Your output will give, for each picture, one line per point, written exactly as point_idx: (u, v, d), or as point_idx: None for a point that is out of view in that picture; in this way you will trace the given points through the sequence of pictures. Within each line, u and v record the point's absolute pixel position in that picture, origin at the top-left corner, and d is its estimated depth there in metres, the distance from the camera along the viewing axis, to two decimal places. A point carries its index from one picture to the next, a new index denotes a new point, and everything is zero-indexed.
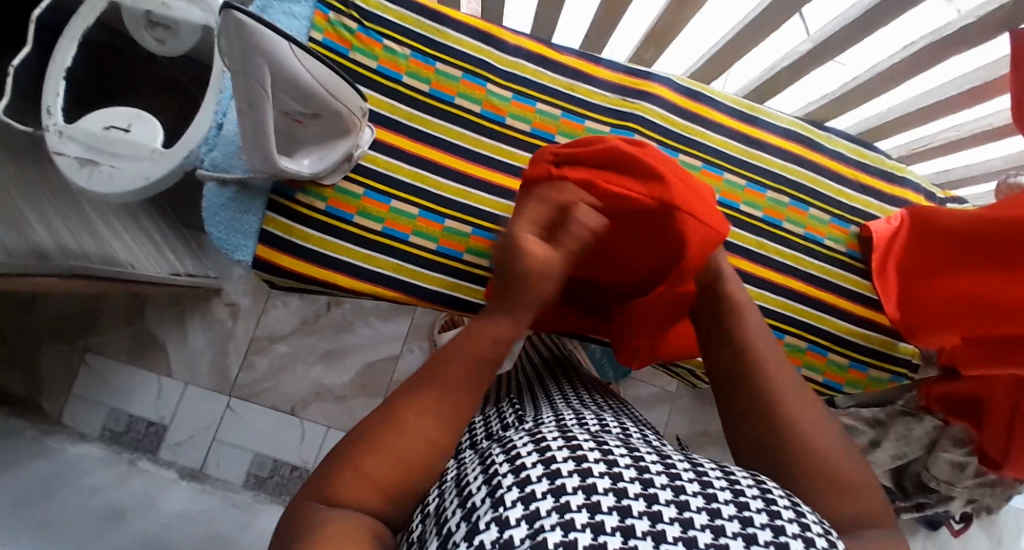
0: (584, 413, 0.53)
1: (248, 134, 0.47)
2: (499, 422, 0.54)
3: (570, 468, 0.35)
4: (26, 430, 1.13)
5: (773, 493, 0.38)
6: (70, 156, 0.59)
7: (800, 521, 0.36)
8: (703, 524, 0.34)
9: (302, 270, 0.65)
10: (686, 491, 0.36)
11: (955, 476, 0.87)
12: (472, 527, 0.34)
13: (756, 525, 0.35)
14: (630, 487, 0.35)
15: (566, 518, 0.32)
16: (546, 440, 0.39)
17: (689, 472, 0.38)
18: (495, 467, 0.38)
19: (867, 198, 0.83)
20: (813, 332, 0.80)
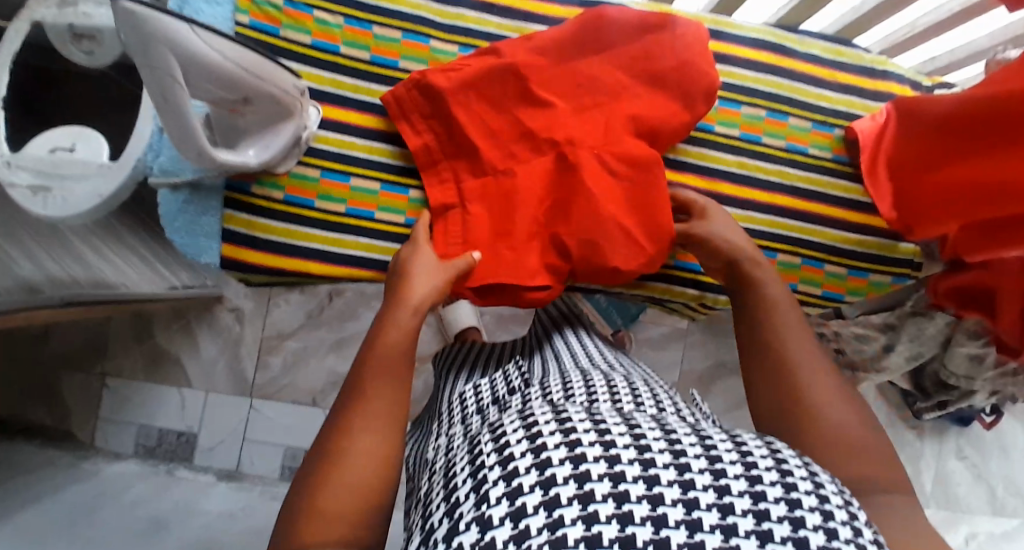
0: (591, 381, 0.52)
1: (172, 126, 0.45)
2: (503, 390, 0.54)
3: (562, 455, 0.35)
4: (61, 457, 1.17)
5: (789, 464, 0.37)
6: (21, 185, 0.56)
7: (818, 493, 0.35)
8: (709, 503, 0.33)
9: (274, 263, 0.65)
10: (690, 469, 0.35)
11: (974, 369, 0.85)
12: (454, 527, 0.35)
13: (768, 501, 0.33)
14: (628, 469, 0.34)
15: (554, 516, 0.32)
16: (538, 424, 0.38)
17: (695, 448, 0.37)
18: (483, 458, 0.38)
19: (851, 98, 0.78)
20: (803, 246, 0.77)
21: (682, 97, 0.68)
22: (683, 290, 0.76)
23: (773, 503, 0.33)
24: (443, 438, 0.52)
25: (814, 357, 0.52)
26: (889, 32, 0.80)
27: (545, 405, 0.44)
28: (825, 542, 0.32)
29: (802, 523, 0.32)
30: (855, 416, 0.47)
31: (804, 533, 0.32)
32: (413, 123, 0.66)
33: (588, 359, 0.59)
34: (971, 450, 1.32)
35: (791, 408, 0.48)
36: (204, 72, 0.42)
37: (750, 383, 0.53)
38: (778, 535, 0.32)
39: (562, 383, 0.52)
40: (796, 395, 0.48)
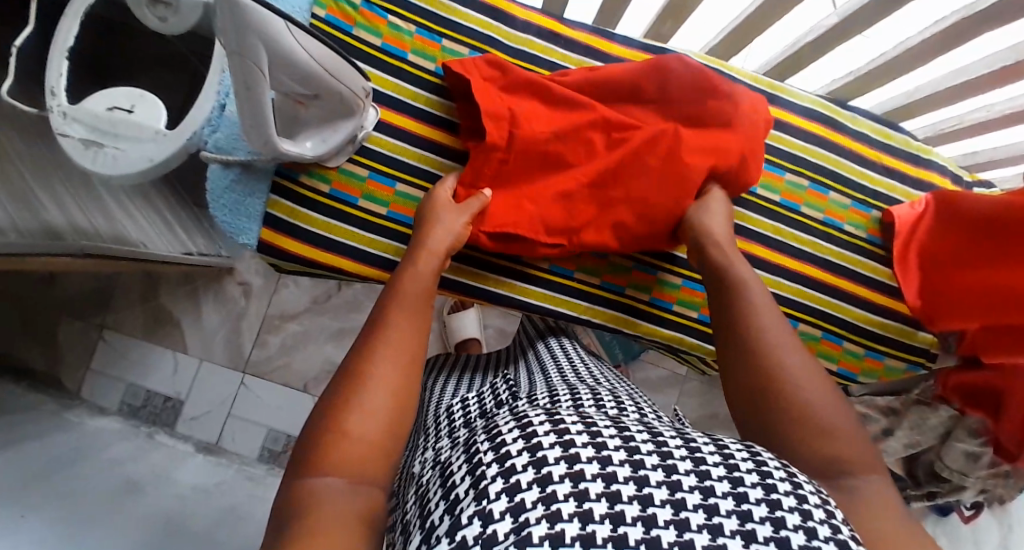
0: (578, 390, 0.53)
1: (247, 116, 0.45)
2: (494, 399, 0.54)
3: (557, 455, 0.35)
4: (47, 404, 1.16)
5: (768, 464, 0.38)
6: (74, 138, 0.59)
7: (796, 492, 0.36)
8: (694, 504, 0.34)
9: (310, 255, 0.65)
10: (677, 471, 0.36)
11: (968, 466, 0.84)
12: (455, 521, 0.34)
13: (750, 502, 0.34)
14: (619, 470, 0.35)
15: (552, 510, 0.32)
16: (533, 424, 0.39)
17: (682, 450, 0.38)
18: (479, 455, 0.38)
19: (892, 181, 0.77)
20: (827, 320, 0.75)
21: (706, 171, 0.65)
22: (701, 343, 0.76)
23: (755, 503, 0.34)
24: (431, 449, 0.51)
25: (784, 336, 0.51)
26: (935, 122, 0.83)
27: (537, 408, 0.44)
28: (806, 539, 0.33)
29: (783, 521, 0.33)
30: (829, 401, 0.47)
31: (786, 533, 0.33)
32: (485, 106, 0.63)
33: (576, 371, 0.59)
34: (947, 541, 1.31)
35: (761, 394, 0.48)
36: (285, 64, 0.43)
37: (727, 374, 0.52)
38: (760, 534, 0.33)
39: (551, 390, 0.53)
40: (768, 377, 0.48)
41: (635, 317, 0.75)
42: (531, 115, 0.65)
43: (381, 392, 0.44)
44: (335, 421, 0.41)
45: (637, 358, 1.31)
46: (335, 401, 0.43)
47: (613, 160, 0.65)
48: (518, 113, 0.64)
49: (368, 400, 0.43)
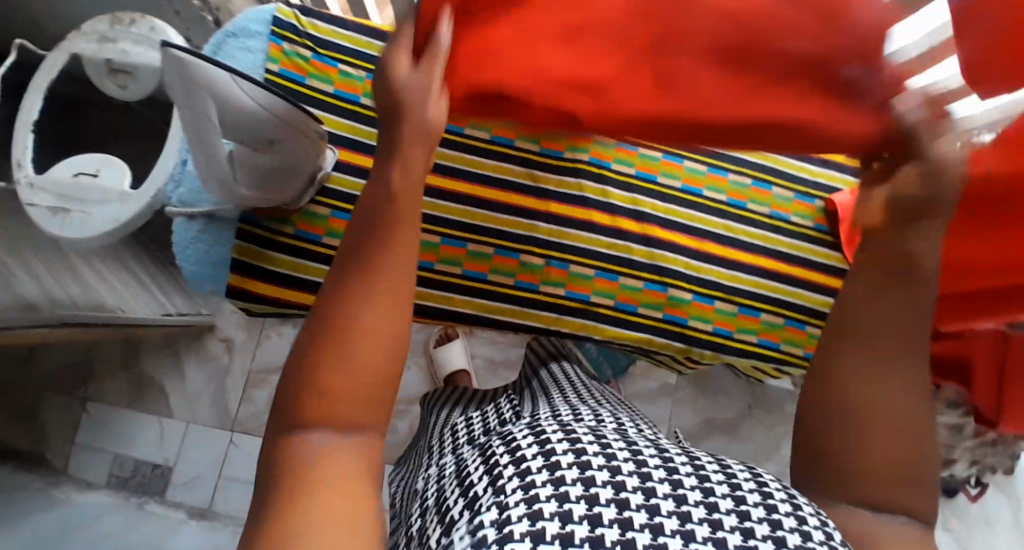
0: (581, 410, 0.54)
1: (202, 157, 0.49)
2: (497, 419, 0.56)
3: (569, 461, 0.38)
4: (32, 483, 1.14)
5: (770, 486, 0.40)
6: (42, 206, 0.61)
7: (798, 513, 0.38)
8: (700, 517, 0.36)
9: (272, 292, 0.66)
10: (683, 485, 0.38)
11: (954, 438, 0.89)
12: (472, 515, 0.37)
13: (754, 519, 0.36)
14: (628, 480, 0.37)
15: (565, 508, 0.34)
16: (550, 439, 0.41)
17: (688, 466, 0.40)
18: (496, 459, 0.41)
19: (832, 172, 0.80)
20: (788, 307, 0.77)
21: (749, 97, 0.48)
22: (670, 342, 0.77)
23: (757, 521, 0.36)
24: (434, 466, 0.54)
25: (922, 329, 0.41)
26: None
27: (548, 422, 0.47)
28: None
29: (784, 541, 0.35)
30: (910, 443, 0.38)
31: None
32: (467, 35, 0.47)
33: (575, 393, 0.61)
34: (957, 523, 1.31)
35: (835, 400, 0.40)
36: (237, 115, 0.46)
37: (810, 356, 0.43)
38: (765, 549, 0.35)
39: (556, 408, 0.55)
40: (838, 380, 0.41)
41: (602, 323, 0.76)
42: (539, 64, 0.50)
43: (370, 343, 0.36)
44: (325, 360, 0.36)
45: (625, 371, 1.32)
46: (330, 322, 0.37)
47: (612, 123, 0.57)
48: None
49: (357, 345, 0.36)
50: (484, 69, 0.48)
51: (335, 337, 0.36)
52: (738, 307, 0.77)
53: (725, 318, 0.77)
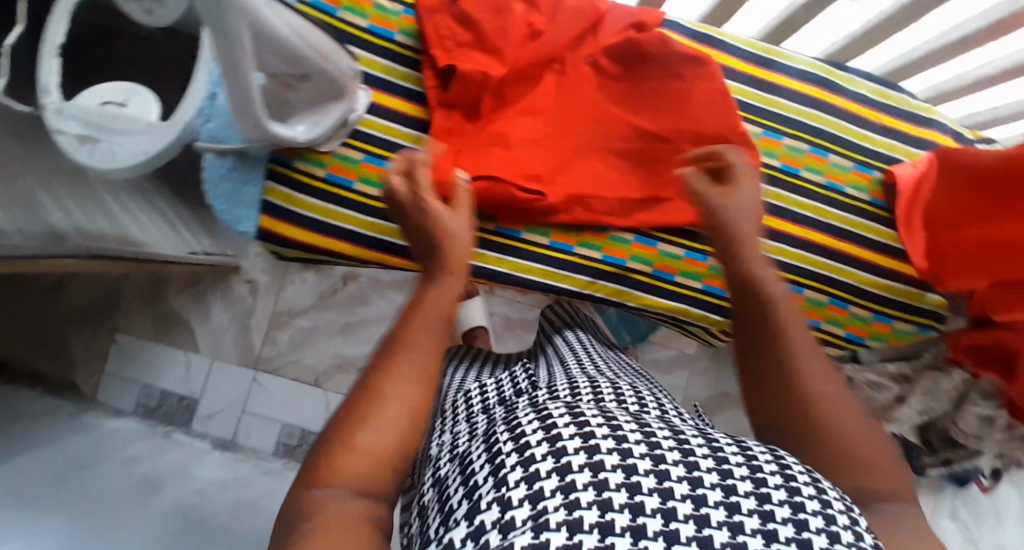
0: (598, 383, 0.51)
1: (237, 100, 0.45)
2: (514, 389, 0.53)
3: (577, 446, 0.36)
4: (63, 408, 1.18)
5: (792, 468, 0.38)
6: (69, 133, 0.58)
7: (821, 496, 0.36)
8: (716, 501, 0.34)
9: (304, 238, 0.64)
10: (698, 468, 0.36)
11: (983, 430, 0.84)
12: (474, 506, 0.35)
13: (772, 502, 0.34)
14: (641, 463, 0.35)
15: (571, 498, 0.32)
16: (554, 420, 0.39)
17: (703, 449, 0.38)
18: (497, 446, 0.39)
19: (892, 141, 0.76)
20: (834, 285, 0.73)
21: (666, 99, 0.68)
22: (706, 315, 0.74)
23: (778, 504, 0.34)
24: (448, 435, 0.52)
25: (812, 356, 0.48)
26: (937, 80, 0.81)
27: (555, 402, 0.44)
28: (826, 543, 0.33)
29: (805, 524, 0.33)
30: (875, 432, 0.44)
31: (807, 535, 0.33)
32: (448, 51, 0.64)
33: (592, 362, 0.58)
34: (965, 510, 1.31)
35: (801, 412, 0.45)
36: (269, 45, 0.43)
37: (749, 374, 0.50)
38: (782, 535, 0.32)
39: (573, 380, 0.52)
40: (808, 400, 0.45)
41: (638, 290, 0.73)
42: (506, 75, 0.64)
43: (393, 420, 0.39)
44: (347, 439, 0.38)
45: (644, 338, 1.31)
46: (347, 413, 0.39)
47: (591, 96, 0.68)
48: (499, 51, 0.63)
49: (383, 421, 0.39)
50: (464, 65, 0.63)
51: (356, 414, 0.39)
52: (783, 282, 0.72)
53: None
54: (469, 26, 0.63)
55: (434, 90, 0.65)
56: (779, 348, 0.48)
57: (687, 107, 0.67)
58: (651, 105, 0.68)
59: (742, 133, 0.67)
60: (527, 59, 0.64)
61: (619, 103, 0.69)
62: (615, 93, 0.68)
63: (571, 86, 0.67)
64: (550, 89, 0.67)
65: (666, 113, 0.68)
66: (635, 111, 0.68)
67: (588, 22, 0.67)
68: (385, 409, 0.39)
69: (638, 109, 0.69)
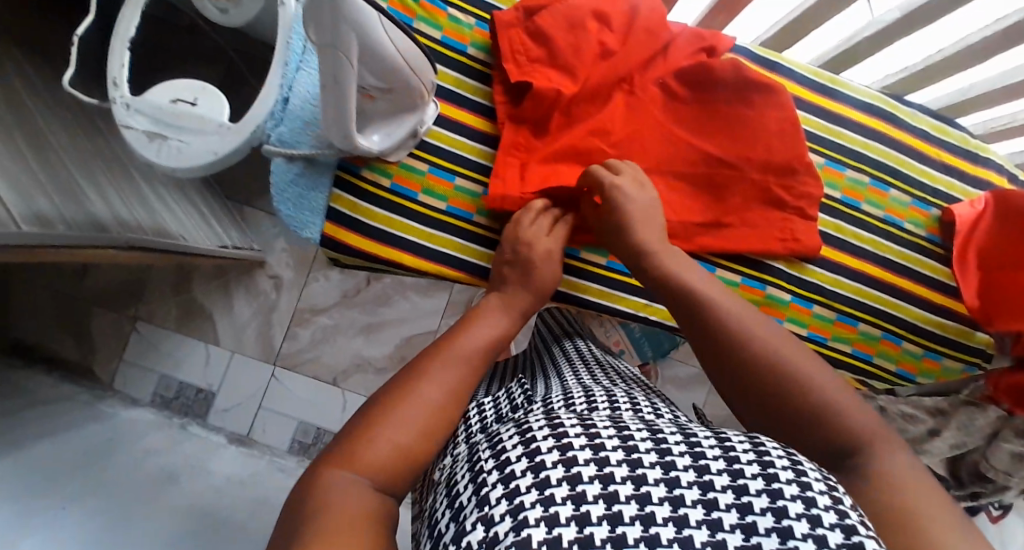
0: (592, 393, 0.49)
1: (331, 110, 0.45)
2: (508, 403, 0.50)
3: (555, 459, 0.34)
4: (82, 395, 1.17)
5: (767, 446, 0.36)
6: (138, 129, 0.59)
7: (793, 464, 0.34)
8: (693, 500, 0.32)
9: (366, 247, 0.64)
10: (676, 467, 0.34)
11: (1014, 466, 0.83)
12: (460, 530, 0.33)
13: (750, 492, 0.32)
14: (617, 470, 0.33)
15: (550, 512, 0.31)
16: (533, 431, 0.37)
17: (680, 445, 0.36)
18: (481, 463, 0.37)
19: (952, 179, 0.76)
20: (886, 320, 0.73)
21: (737, 124, 0.67)
22: None
23: (755, 494, 0.32)
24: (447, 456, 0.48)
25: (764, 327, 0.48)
26: (989, 118, 0.82)
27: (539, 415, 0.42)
28: (809, 528, 0.30)
29: (784, 510, 0.31)
30: (857, 403, 0.43)
31: (788, 522, 0.30)
32: (520, 65, 0.63)
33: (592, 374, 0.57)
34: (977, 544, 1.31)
35: (785, 396, 0.44)
36: (369, 57, 0.42)
37: (720, 376, 0.48)
38: (762, 526, 0.30)
39: (568, 393, 0.50)
40: (780, 379, 0.45)
41: None
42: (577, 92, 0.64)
43: (415, 422, 0.41)
44: (364, 431, 0.39)
45: (668, 355, 1.31)
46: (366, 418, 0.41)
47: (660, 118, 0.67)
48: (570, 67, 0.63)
49: (402, 416, 0.41)
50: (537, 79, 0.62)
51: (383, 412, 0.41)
52: (837, 314, 0.72)
53: (821, 324, 0.72)
54: (542, 41, 0.63)
55: (503, 105, 0.65)
56: (727, 332, 0.48)
57: (757, 136, 0.67)
58: (721, 131, 0.67)
59: (808, 164, 0.67)
60: (600, 78, 0.65)
61: (688, 125, 0.68)
62: (685, 115, 0.68)
63: (643, 105, 0.67)
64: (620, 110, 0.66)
65: (735, 138, 0.67)
66: (706, 134, 0.68)
67: (658, 42, 0.66)
68: (411, 405, 0.41)
69: (708, 133, 0.68)
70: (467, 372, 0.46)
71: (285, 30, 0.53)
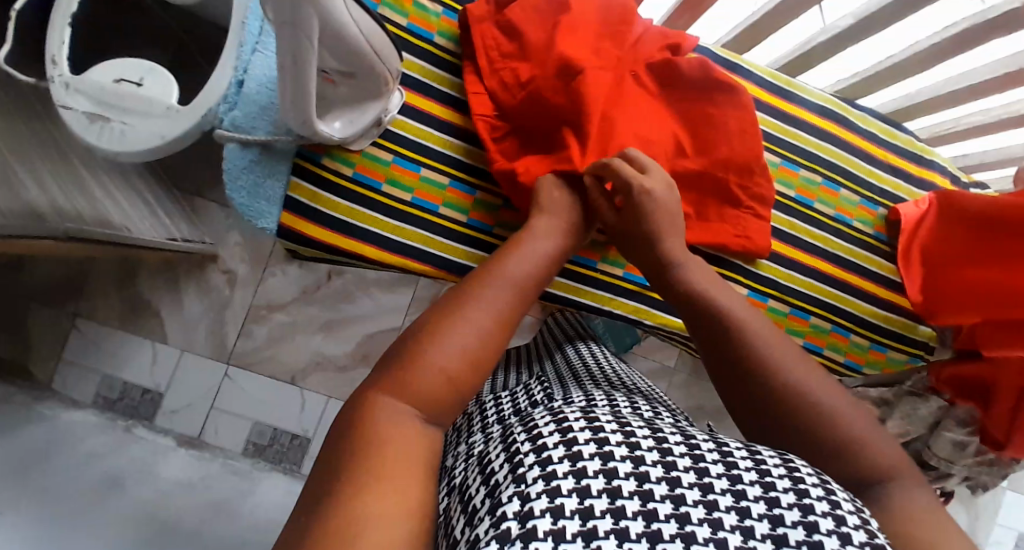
0: (613, 396, 0.50)
1: (289, 89, 0.42)
2: (527, 400, 0.53)
3: (592, 451, 0.33)
4: (17, 396, 1.10)
5: (800, 471, 0.36)
6: (78, 110, 0.56)
7: (826, 487, 0.35)
8: (727, 506, 0.32)
9: (326, 238, 0.61)
10: (709, 474, 0.34)
11: (955, 454, 0.88)
12: (495, 502, 0.31)
13: (783, 506, 0.32)
14: (652, 470, 0.33)
15: (586, 504, 0.30)
16: (568, 420, 0.36)
17: (714, 453, 0.36)
18: (514, 446, 0.36)
19: (898, 180, 0.80)
20: (837, 313, 0.76)
21: (702, 119, 0.68)
22: None
23: (787, 508, 0.32)
24: (463, 444, 0.49)
25: (782, 342, 0.48)
26: (934, 123, 0.87)
27: (572, 408, 0.41)
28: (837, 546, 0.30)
29: (816, 526, 0.31)
30: (858, 416, 0.43)
31: (818, 536, 0.30)
32: (489, 57, 0.63)
33: (606, 383, 0.58)
34: None
35: (787, 415, 0.44)
36: (332, 35, 0.40)
37: (726, 387, 0.49)
38: (793, 539, 0.30)
39: (587, 393, 0.50)
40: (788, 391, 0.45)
41: (654, 307, 0.73)
42: (562, 65, 0.60)
43: (459, 354, 0.41)
44: (416, 354, 0.40)
45: (629, 350, 1.32)
46: (413, 341, 0.41)
47: (638, 102, 0.66)
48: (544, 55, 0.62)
49: (455, 335, 0.42)
50: (499, 65, 0.63)
51: (431, 331, 0.42)
52: (792, 308, 0.74)
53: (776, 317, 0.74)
54: (513, 34, 0.62)
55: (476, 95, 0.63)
56: (751, 357, 0.47)
57: (723, 133, 0.68)
58: (691, 125, 0.68)
59: (764, 164, 0.69)
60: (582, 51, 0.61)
61: (658, 108, 0.67)
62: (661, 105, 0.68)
63: (625, 85, 0.65)
64: (604, 80, 0.62)
65: (705, 133, 0.68)
66: (676, 124, 0.68)
67: (630, 38, 0.66)
68: (462, 326, 0.42)
69: (680, 121, 0.68)
70: (517, 298, 0.47)
71: (241, 12, 0.51)
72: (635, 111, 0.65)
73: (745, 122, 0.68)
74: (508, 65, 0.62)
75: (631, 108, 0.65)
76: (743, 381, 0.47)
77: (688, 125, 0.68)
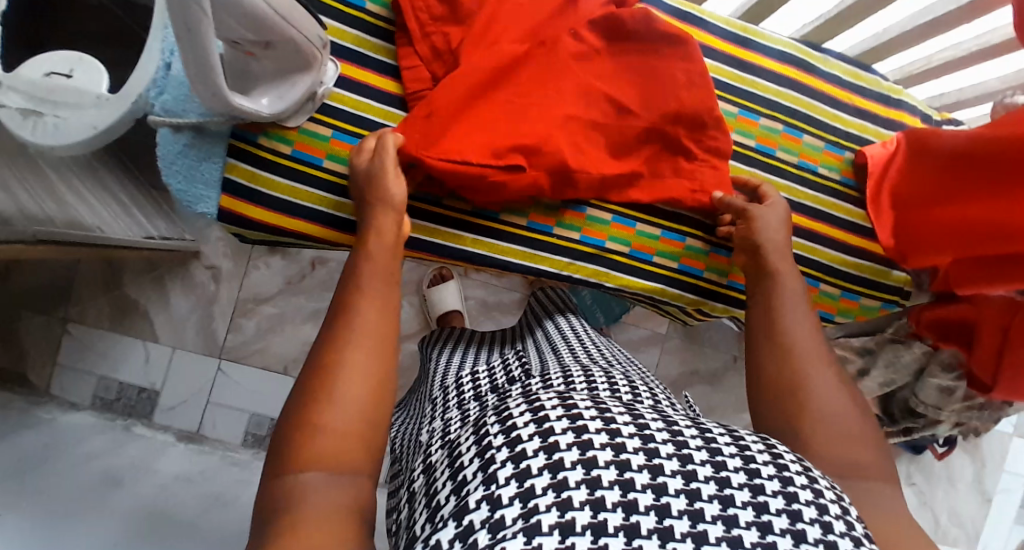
0: (591, 371, 0.50)
1: (191, 63, 0.42)
2: (505, 376, 0.53)
3: (570, 441, 0.33)
4: (14, 402, 1.11)
5: (784, 458, 0.36)
6: (12, 107, 0.53)
7: (807, 474, 0.35)
8: (710, 494, 0.31)
9: (269, 219, 0.64)
10: (693, 460, 0.33)
11: (942, 400, 0.86)
12: (463, 504, 0.32)
13: (766, 493, 0.32)
14: (634, 458, 0.32)
15: (563, 497, 0.30)
16: (545, 407, 0.36)
17: (697, 439, 0.35)
18: (489, 437, 0.36)
19: (864, 122, 0.78)
20: (802, 262, 0.76)
21: (646, 73, 0.67)
22: (683, 294, 0.75)
23: (770, 496, 0.32)
24: (437, 421, 0.49)
25: (812, 337, 0.54)
26: (904, 63, 0.84)
27: (550, 391, 0.41)
28: (818, 535, 0.31)
29: (798, 515, 0.31)
30: (854, 409, 0.47)
31: (800, 527, 0.31)
32: (421, 19, 0.62)
33: (586, 354, 0.58)
34: (920, 478, 1.37)
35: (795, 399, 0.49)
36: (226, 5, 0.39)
37: (752, 359, 0.54)
38: (776, 527, 0.31)
39: (564, 371, 0.50)
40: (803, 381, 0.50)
41: (617, 270, 0.72)
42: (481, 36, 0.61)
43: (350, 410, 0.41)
44: (312, 417, 0.40)
45: (618, 320, 1.31)
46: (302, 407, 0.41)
47: (576, 64, 0.65)
48: (472, 23, 0.61)
49: (343, 389, 0.42)
50: (431, 31, 0.62)
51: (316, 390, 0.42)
52: None
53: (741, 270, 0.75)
54: None
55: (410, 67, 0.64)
56: (788, 345, 0.53)
57: (671, 87, 0.66)
58: (636, 82, 0.67)
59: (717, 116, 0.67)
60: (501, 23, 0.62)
61: (599, 67, 0.66)
62: (604, 62, 0.67)
63: (562, 45, 0.64)
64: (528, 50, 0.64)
65: (653, 88, 0.66)
66: (621, 82, 0.67)
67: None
68: (344, 378, 0.43)
69: (623, 78, 0.67)
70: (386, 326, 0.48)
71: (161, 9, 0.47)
72: (574, 74, 0.65)
73: (693, 71, 0.66)
74: (439, 33, 0.62)
75: (569, 72, 0.65)
76: (768, 364, 0.53)
77: (633, 82, 0.67)
